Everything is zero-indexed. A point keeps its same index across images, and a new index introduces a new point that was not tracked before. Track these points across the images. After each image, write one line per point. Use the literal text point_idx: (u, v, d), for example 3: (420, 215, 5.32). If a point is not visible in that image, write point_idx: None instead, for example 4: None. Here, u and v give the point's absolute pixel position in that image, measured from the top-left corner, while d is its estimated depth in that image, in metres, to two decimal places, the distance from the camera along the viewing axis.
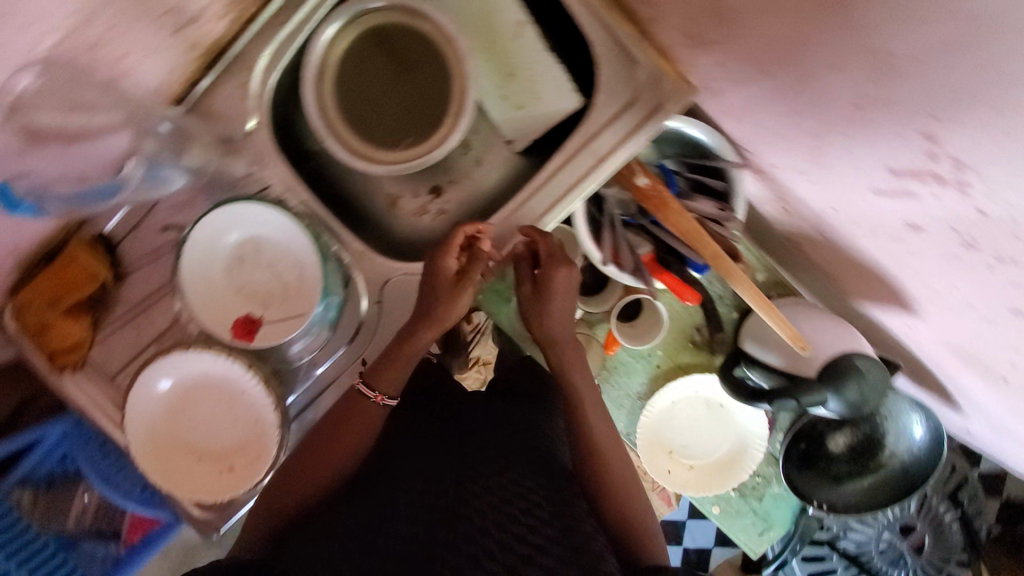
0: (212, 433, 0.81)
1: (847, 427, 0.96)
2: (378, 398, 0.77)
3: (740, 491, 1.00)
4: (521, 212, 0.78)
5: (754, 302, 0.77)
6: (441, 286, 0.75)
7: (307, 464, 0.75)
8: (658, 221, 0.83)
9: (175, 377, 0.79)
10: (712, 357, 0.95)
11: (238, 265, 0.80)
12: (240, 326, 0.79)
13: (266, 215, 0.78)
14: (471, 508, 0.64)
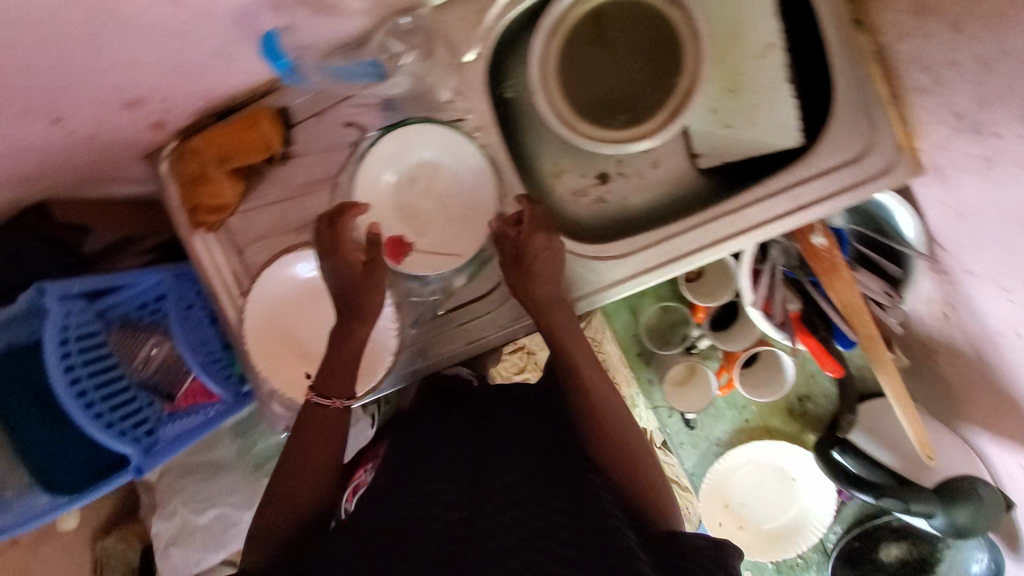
0: (325, 335, 0.81)
1: (905, 541, 0.93)
2: (338, 404, 0.74)
3: (777, 564, 0.99)
4: (697, 231, 0.77)
5: (895, 397, 0.75)
6: (353, 281, 0.73)
7: (300, 478, 0.72)
8: (819, 284, 0.81)
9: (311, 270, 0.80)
10: (804, 432, 0.94)
11: (409, 186, 0.80)
12: (391, 247, 0.78)
13: (456, 147, 0.77)
14: (496, 502, 0.56)
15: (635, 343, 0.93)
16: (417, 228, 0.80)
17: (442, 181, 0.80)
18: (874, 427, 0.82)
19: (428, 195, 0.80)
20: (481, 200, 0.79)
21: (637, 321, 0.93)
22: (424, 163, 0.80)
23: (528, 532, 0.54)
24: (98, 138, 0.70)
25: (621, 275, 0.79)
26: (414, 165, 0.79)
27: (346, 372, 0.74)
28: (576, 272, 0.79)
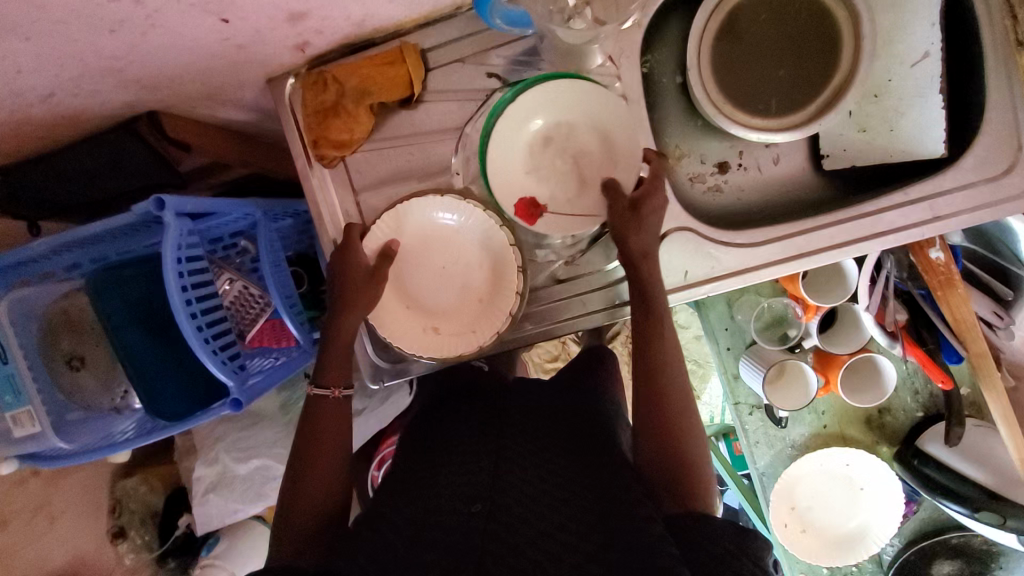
0: (433, 288, 0.79)
1: (960, 559, 0.96)
2: (337, 394, 0.76)
3: (831, 570, 0.99)
4: (833, 228, 0.76)
5: (999, 415, 0.77)
6: (355, 276, 0.74)
7: (315, 476, 0.71)
8: (931, 296, 0.81)
9: (428, 220, 0.77)
10: (878, 443, 0.94)
11: (541, 145, 0.78)
12: (523, 208, 0.77)
13: (612, 108, 0.74)
14: (515, 501, 0.62)
15: (726, 336, 0.94)
16: (550, 189, 0.78)
17: (577, 142, 0.77)
18: (964, 443, 0.83)
19: (560, 156, 0.77)
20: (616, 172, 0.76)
21: (731, 315, 0.93)
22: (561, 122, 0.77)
23: (544, 528, 0.59)
24: (245, 49, 0.66)
25: (742, 264, 0.77)
26: (551, 124, 0.77)
27: (343, 359, 0.77)
28: (700, 255, 0.78)
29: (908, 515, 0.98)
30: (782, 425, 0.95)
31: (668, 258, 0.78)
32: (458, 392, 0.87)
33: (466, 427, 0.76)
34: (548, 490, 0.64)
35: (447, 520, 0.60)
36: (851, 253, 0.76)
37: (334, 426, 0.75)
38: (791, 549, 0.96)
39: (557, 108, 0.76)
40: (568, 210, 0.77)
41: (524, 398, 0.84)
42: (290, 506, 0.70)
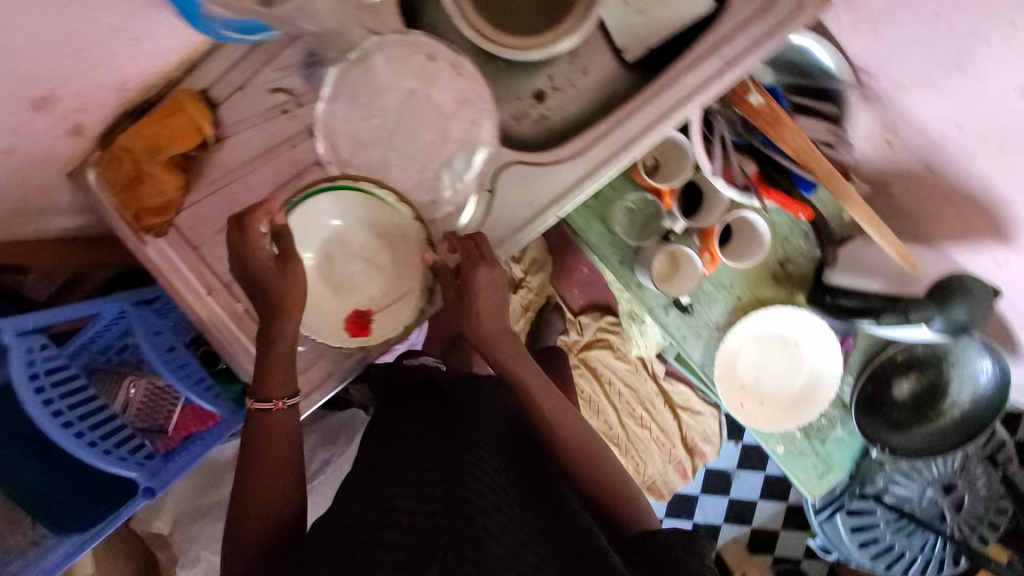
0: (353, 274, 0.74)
1: (913, 373, 0.97)
2: (281, 404, 0.72)
3: (804, 431, 1.00)
4: (644, 111, 0.76)
5: (862, 218, 0.78)
6: (269, 277, 0.67)
7: (264, 487, 0.70)
8: (768, 139, 0.82)
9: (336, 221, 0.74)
10: (792, 294, 0.95)
11: (327, 268, 0.74)
12: (353, 323, 0.73)
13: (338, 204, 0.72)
14: (478, 494, 0.64)
15: (614, 251, 0.92)
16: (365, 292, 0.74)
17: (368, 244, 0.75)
18: (854, 260, 0.84)
19: (348, 258, 0.74)
20: (396, 245, 0.74)
21: (608, 229, 0.91)
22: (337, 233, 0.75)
23: (502, 527, 0.63)
24: (16, 152, 0.66)
25: (579, 175, 0.77)
26: (319, 241, 0.73)
27: (286, 365, 0.71)
28: (538, 180, 0.78)
29: (850, 350, 0.99)
30: (695, 312, 0.95)
31: (510, 197, 0.78)
32: (402, 395, 0.89)
33: (416, 431, 0.77)
34: (503, 489, 0.69)
35: (405, 523, 0.60)
36: (671, 126, 0.77)
37: (280, 446, 0.72)
38: (757, 426, 0.97)
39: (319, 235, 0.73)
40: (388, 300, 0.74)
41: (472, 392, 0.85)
42: (241, 519, 0.69)
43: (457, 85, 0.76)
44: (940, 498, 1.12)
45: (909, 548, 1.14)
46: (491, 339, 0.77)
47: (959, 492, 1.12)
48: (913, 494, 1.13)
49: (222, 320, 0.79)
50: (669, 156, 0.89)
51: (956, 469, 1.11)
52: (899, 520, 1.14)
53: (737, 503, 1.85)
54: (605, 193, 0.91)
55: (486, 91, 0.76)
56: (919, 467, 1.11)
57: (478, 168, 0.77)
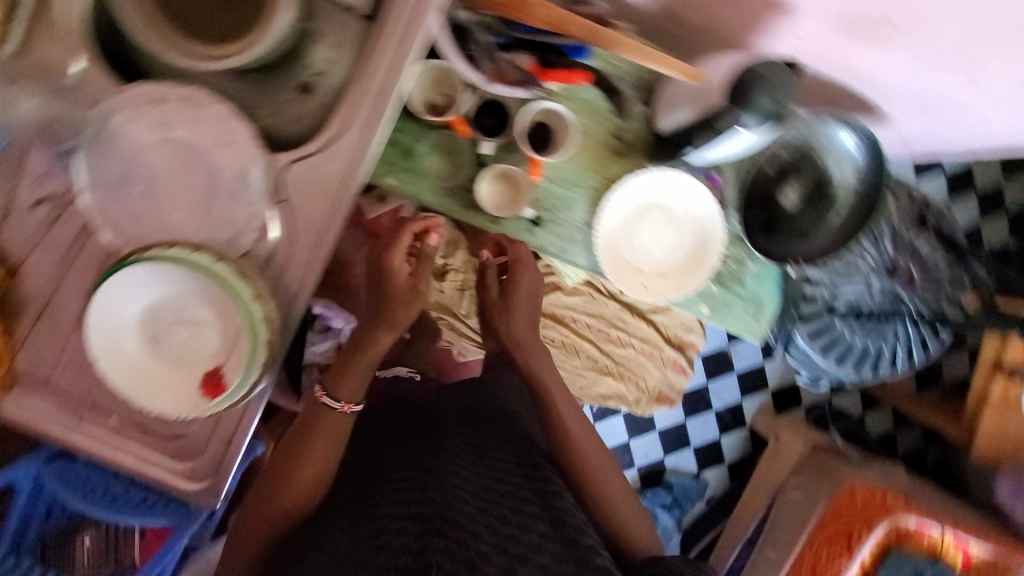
0: (187, 346, 0.72)
1: (792, 178, 0.94)
2: (345, 406, 0.97)
3: (719, 282, 0.96)
4: (387, 56, 0.73)
5: (637, 57, 0.75)
6: (397, 284, 0.99)
7: (292, 486, 0.91)
8: (526, 25, 0.78)
9: (138, 304, 0.72)
10: (640, 159, 0.92)
11: (157, 347, 0.72)
12: (207, 385, 0.71)
13: (134, 282, 0.71)
14: (462, 523, 0.78)
15: (453, 199, 0.89)
16: (207, 351, 0.72)
17: (183, 307, 0.72)
18: (669, 98, 0.82)
19: (175, 329, 0.72)
20: (220, 297, 0.72)
21: (435, 180, 0.89)
22: (146, 311, 0.72)
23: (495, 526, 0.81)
24: None
25: (359, 144, 0.75)
26: (145, 322, 0.72)
27: (361, 371, 0.99)
28: (324, 169, 0.75)
29: (722, 188, 0.94)
30: (558, 219, 0.92)
31: (306, 197, 0.75)
32: (394, 419, 1.10)
33: (400, 463, 0.91)
34: (485, 498, 0.85)
35: (395, 541, 0.76)
36: (417, 54, 0.74)
37: (326, 433, 0.96)
38: (667, 296, 0.94)
39: (130, 320, 0.71)
40: (225, 343, 0.72)
41: (453, 422, 1.04)
42: (273, 490, 0.91)
43: (202, 116, 0.73)
44: (888, 282, 1.09)
45: (880, 342, 1.13)
46: (512, 343, 1.11)
47: (903, 269, 1.08)
48: (862, 290, 1.10)
49: (103, 442, 0.77)
50: (446, 81, 0.87)
51: (891, 248, 1.08)
52: (857, 321, 1.12)
53: (746, 374, 1.84)
54: (418, 150, 0.88)
55: (231, 108, 0.73)
56: (855, 261, 1.08)
57: (262, 184, 0.74)
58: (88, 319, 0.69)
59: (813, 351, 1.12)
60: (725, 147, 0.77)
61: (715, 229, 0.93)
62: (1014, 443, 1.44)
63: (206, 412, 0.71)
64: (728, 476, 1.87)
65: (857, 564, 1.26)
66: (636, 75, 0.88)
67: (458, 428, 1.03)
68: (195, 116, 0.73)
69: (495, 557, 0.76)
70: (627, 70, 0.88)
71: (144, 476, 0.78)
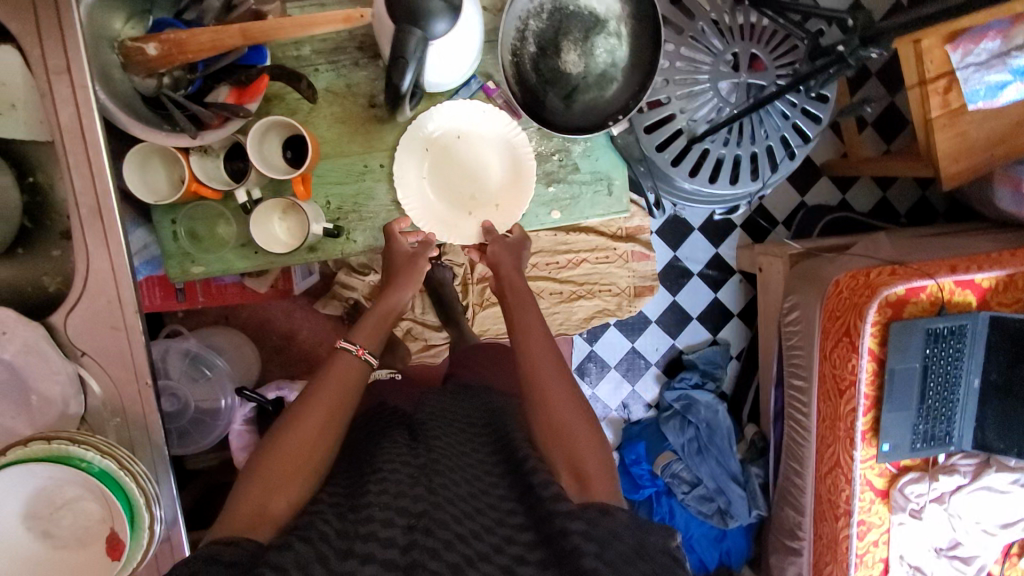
0: (78, 525, 0.74)
1: (565, 40, 0.85)
2: (360, 351, 0.87)
3: (556, 181, 0.90)
4: (77, 171, 0.69)
5: (298, 29, 0.69)
6: (397, 259, 0.86)
7: (295, 441, 0.77)
8: (204, 60, 0.74)
9: (6, 516, 0.72)
10: (400, 119, 0.84)
11: (53, 541, 0.74)
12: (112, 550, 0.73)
13: None
14: (451, 523, 0.69)
15: (256, 253, 0.85)
16: (99, 522, 0.74)
17: (48, 498, 0.73)
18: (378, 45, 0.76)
19: (57, 518, 0.73)
20: (71, 475, 0.71)
21: (225, 249, 0.84)
22: (20, 519, 0.73)
23: (482, 527, 0.71)
24: None
25: (110, 267, 0.71)
26: (25, 527, 0.73)
27: (376, 327, 0.92)
28: (98, 308, 0.73)
29: (502, 92, 0.87)
30: (367, 213, 0.87)
31: (96, 340, 0.74)
32: (376, 421, 1.01)
33: (394, 456, 0.83)
34: (476, 501, 0.76)
35: (383, 534, 0.67)
36: (102, 154, 0.69)
37: (344, 375, 0.85)
38: (508, 223, 0.90)
39: (12, 533, 0.73)
40: (106, 508, 0.73)
41: (438, 424, 0.96)
42: (279, 447, 0.77)
43: None
44: (738, 77, 0.98)
45: (762, 141, 1.03)
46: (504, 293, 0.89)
47: (745, 56, 0.98)
48: (717, 102, 1.00)
49: None
50: (160, 164, 0.82)
51: (723, 44, 0.98)
52: (733, 130, 1.01)
53: (710, 224, 1.75)
54: (200, 228, 0.84)
55: None
56: (694, 76, 0.98)
57: (55, 350, 0.73)
58: None
59: (701, 186, 1.03)
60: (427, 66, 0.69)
61: (518, 137, 0.87)
62: (983, 150, 1.29)
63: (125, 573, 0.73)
64: (744, 325, 1.81)
65: (867, 358, 1.20)
66: (355, 36, 0.82)
67: (450, 431, 0.95)
68: None
69: (480, 562, 0.65)
70: (342, 36, 0.82)
71: None
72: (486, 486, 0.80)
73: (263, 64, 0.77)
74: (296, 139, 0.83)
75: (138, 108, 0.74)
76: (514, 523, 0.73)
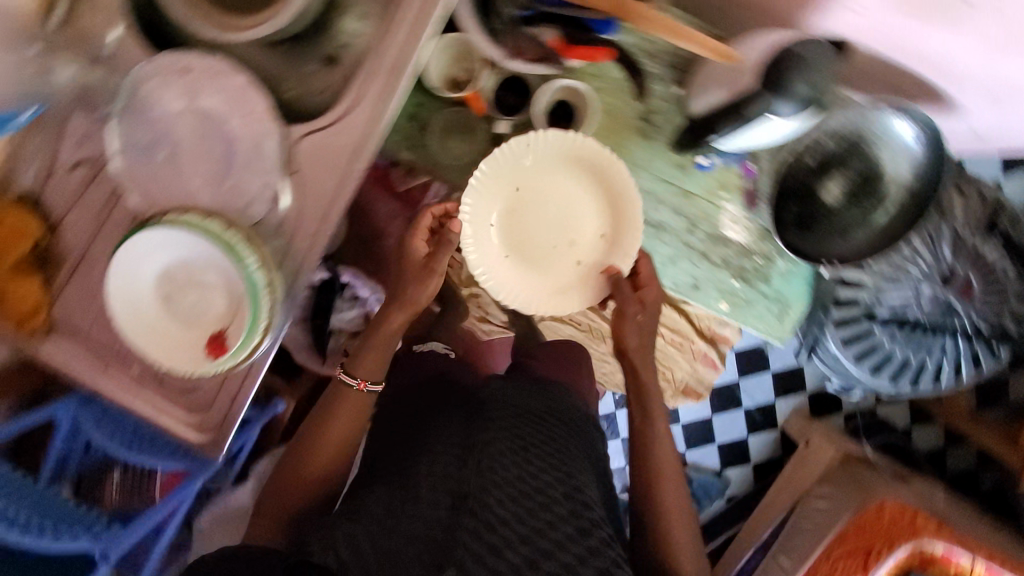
0: (199, 307, 0.76)
1: (835, 171, 0.87)
2: (362, 385, 0.98)
3: (743, 278, 0.91)
4: (405, 26, 0.72)
5: (662, 32, 0.70)
6: (409, 271, 0.95)
7: (324, 448, 0.98)
8: None
9: (153, 262, 0.74)
10: (667, 143, 0.87)
11: (170, 308, 0.76)
12: (209, 348, 0.75)
13: (149, 242, 0.73)
14: (494, 508, 0.81)
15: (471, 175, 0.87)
16: (213, 317, 0.75)
17: (189, 271, 0.75)
18: (705, 79, 0.76)
19: (186, 292, 0.76)
20: (226, 265, 0.73)
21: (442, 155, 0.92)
22: (160, 274, 0.76)
23: (529, 515, 0.83)
24: None
25: (371, 116, 0.74)
26: (155, 279, 0.75)
27: (381, 355, 0.99)
28: (335, 143, 0.75)
29: (756, 177, 0.88)
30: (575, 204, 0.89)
31: (314, 168, 0.76)
32: (421, 394, 1.17)
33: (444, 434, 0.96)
34: (523, 482, 0.87)
35: (428, 512, 0.81)
36: (433, 26, 0.72)
37: (353, 405, 0.99)
38: (630, 254, 0.86)
39: (142, 283, 0.75)
40: (230, 311, 0.75)
41: (488, 398, 1.06)
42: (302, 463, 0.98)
43: (220, 85, 0.75)
44: (941, 291, 1.00)
45: (923, 354, 1.03)
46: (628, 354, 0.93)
47: (960, 278, 0.99)
48: (908, 298, 1.01)
49: (123, 392, 0.84)
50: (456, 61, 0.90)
51: (951, 255, 0.99)
52: (905, 329, 1.03)
53: (782, 374, 1.76)
54: (436, 127, 0.91)
55: (246, 78, 0.74)
56: (905, 262, 0.99)
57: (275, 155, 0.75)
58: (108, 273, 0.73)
59: (845, 359, 1.04)
60: (749, 131, 0.72)
61: (566, 165, 0.88)
62: None
63: (206, 374, 0.75)
64: (753, 477, 1.81)
65: None
66: (680, 51, 0.83)
67: (504, 404, 1.04)
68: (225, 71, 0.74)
69: (517, 546, 0.77)
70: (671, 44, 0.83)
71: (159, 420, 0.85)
72: (538, 475, 0.90)
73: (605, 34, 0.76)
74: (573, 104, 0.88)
75: (478, 4, 0.76)
76: (556, 514, 0.85)
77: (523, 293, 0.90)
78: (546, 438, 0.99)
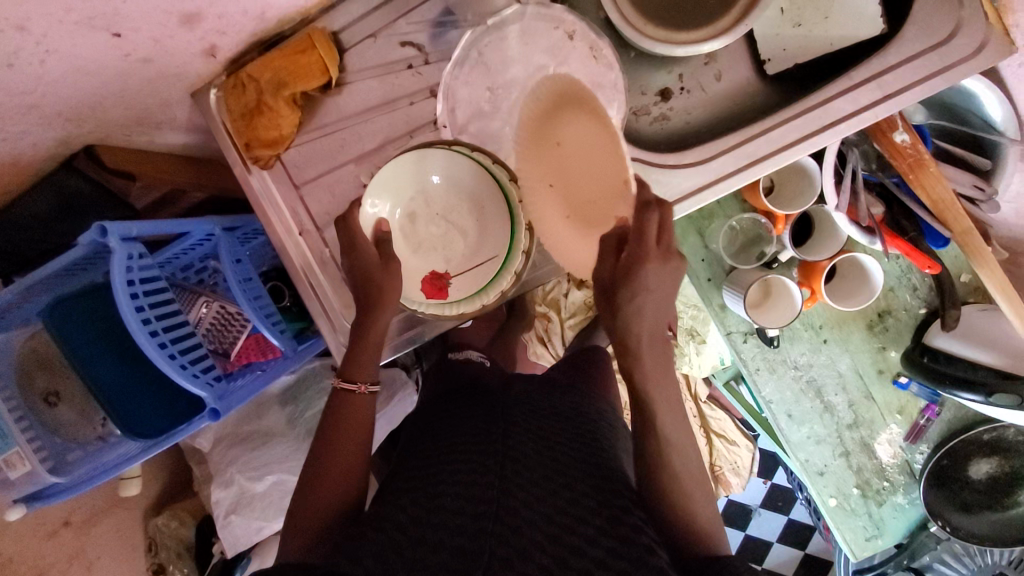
0: (443, 242, 0.79)
1: (997, 456, 0.91)
2: (364, 389, 0.74)
3: (861, 489, 0.94)
4: (779, 128, 0.73)
5: (998, 290, 0.76)
6: (372, 267, 0.71)
7: (325, 480, 0.69)
8: (902, 181, 0.79)
9: (437, 178, 0.77)
10: (884, 347, 0.90)
11: (411, 228, 0.78)
12: (428, 285, 0.78)
13: (445, 164, 0.76)
14: (522, 511, 0.60)
15: (726, 272, 0.89)
16: (443, 257, 0.79)
17: (451, 209, 0.79)
18: (967, 328, 0.81)
19: (433, 220, 0.78)
20: (499, 229, 0.77)
21: (705, 245, 0.89)
22: (427, 189, 0.77)
23: (564, 524, 0.60)
24: (154, 62, 0.67)
25: (696, 184, 0.76)
26: (413, 195, 0.77)
27: (377, 356, 0.75)
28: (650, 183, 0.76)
29: (933, 419, 0.92)
30: (777, 346, 0.90)
31: None
32: (443, 394, 0.93)
33: (463, 432, 0.75)
34: (551, 480, 0.66)
35: (453, 522, 0.59)
36: (807, 151, 0.74)
37: (357, 417, 0.74)
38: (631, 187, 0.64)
39: (411, 190, 0.77)
40: (467, 267, 0.78)
41: (518, 399, 0.85)
42: (313, 479, 0.69)
43: (589, 69, 0.75)
44: None
45: None
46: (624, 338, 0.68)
47: None
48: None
49: (309, 262, 0.80)
50: (787, 178, 0.87)
51: (1009, 563, 1.00)
52: None
53: (751, 541, 1.78)
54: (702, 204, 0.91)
55: (619, 80, 0.74)
56: (971, 552, 1.02)
57: None
58: (391, 162, 0.74)
59: None
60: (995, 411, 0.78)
61: (602, 116, 0.64)
62: None
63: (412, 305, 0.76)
64: None
65: None
66: (957, 287, 0.85)
67: (534, 408, 0.82)
68: (607, 57, 0.74)
69: (549, 548, 0.57)
70: (953, 277, 0.85)
71: (312, 304, 0.80)
72: (567, 477, 0.67)
73: (926, 244, 0.79)
74: (846, 271, 0.87)
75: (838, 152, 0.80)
76: (596, 526, 0.61)
77: (578, 262, 0.73)
78: (570, 440, 0.76)
